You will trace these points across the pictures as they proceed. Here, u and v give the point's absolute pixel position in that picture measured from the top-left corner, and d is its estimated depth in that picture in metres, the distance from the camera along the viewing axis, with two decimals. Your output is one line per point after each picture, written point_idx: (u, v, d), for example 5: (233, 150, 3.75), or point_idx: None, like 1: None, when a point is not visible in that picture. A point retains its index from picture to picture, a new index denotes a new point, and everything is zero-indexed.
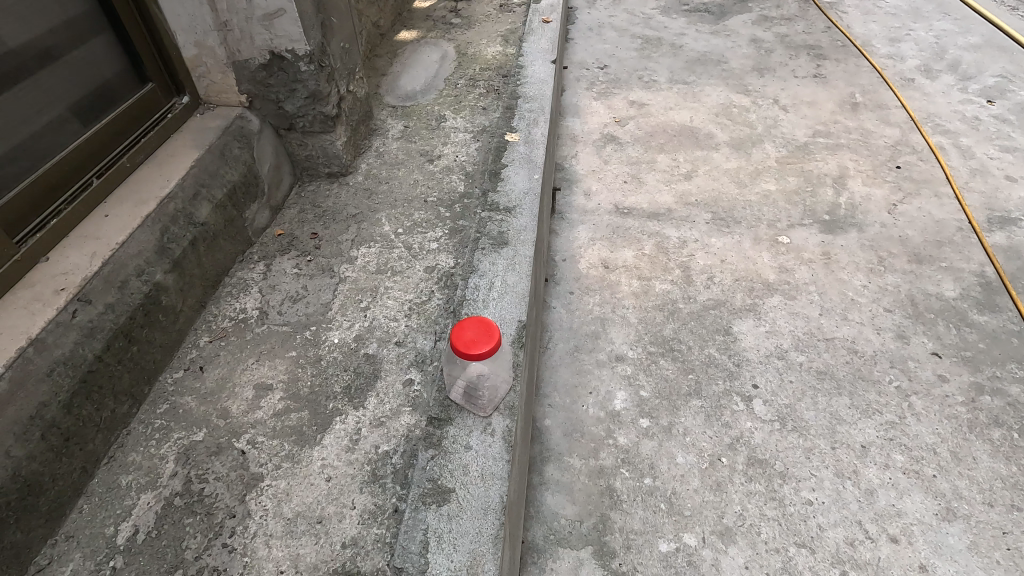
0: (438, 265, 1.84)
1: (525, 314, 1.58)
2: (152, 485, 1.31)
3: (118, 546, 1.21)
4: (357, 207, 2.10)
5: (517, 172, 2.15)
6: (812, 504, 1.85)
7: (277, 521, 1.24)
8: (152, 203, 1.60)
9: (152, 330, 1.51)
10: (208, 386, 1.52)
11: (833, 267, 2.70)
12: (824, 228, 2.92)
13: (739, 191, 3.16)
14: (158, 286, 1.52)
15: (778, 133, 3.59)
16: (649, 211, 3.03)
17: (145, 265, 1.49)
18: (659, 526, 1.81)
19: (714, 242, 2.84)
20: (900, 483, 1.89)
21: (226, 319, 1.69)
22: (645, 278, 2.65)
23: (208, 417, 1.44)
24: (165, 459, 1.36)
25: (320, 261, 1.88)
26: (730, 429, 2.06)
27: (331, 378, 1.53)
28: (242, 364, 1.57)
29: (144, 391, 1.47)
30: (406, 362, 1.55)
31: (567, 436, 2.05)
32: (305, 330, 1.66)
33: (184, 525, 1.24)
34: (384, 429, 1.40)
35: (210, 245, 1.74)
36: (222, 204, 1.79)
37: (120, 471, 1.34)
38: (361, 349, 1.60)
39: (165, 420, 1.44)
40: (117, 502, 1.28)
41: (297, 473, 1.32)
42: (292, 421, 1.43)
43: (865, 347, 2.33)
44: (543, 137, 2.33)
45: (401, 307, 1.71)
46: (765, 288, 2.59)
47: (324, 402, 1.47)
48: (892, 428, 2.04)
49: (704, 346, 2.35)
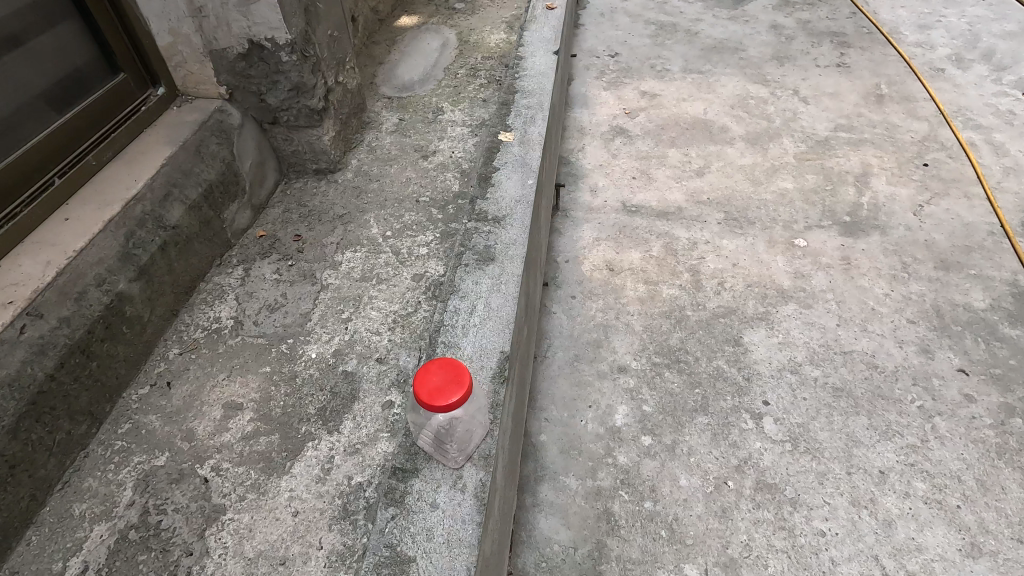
0: (426, 273, 1.71)
1: (509, 345, 1.42)
2: (107, 516, 1.21)
3: None
4: (345, 207, 1.97)
5: (509, 176, 1.96)
6: (824, 535, 1.72)
7: (237, 562, 1.14)
8: (118, 205, 1.49)
9: (115, 343, 1.41)
10: (175, 405, 1.42)
11: (852, 273, 2.54)
12: (844, 230, 2.75)
13: (754, 189, 3.00)
14: (122, 296, 1.42)
15: (797, 127, 3.40)
16: (658, 210, 2.87)
17: (107, 274, 1.39)
18: (658, 555, 1.69)
19: (726, 244, 2.69)
20: (920, 514, 1.76)
21: (198, 329, 1.59)
22: (652, 282, 2.51)
23: (171, 439, 1.34)
24: (123, 486, 1.26)
25: (301, 266, 1.77)
26: (737, 450, 1.93)
27: (306, 397, 1.42)
28: (212, 380, 1.47)
29: (105, 409, 1.38)
30: (386, 382, 1.44)
31: (563, 453, 1.94)
32: (282, 343, 1.55)
33: (137, 562, 1.14)
34: (358, 458, 1.29)
35: (182, 249, 1.63)
36: (197, 205, 1.68)
37: (74, 498, 1.24)
38: (340, 365, 1.49)
39: (126, 441, 1.34)
40: (68, 534, 1.19)
41: (262, 506, 1.22)
42: (261, 446, 1.33)
43: (885, 361, 2.18)
44: (540, 137, 2.13)
45: (385, 319, 1.59)
46: (779, 296, 2.44)
47: (295, 425, 1.36)
48: (913, 453, 1.90)
49: (712, 357, 2.21)
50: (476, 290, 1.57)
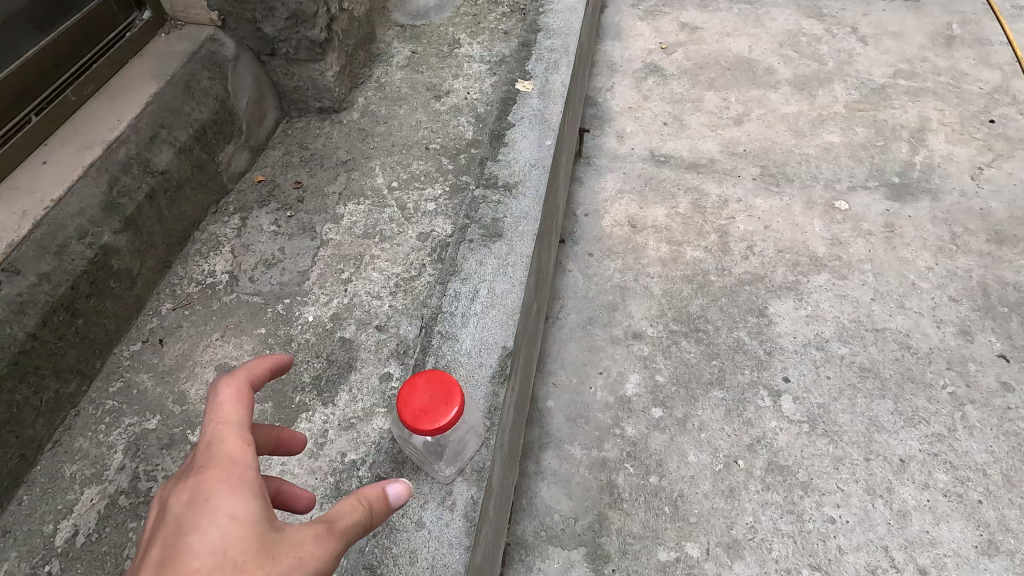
0: (433, 233, 1.59)
1: (513, 339, 1.30)
2: (97, 479, 1.19)
3: (55, 548, 1.10)
4: (349, 151, 1.83)
5: (524, 137, 1.76)
6: (833, 522, 1.67)
7: None
8: (99, 147, 1.38)
9: (103, 298, 1.34)
10: (167, 364, 1.37)
11: (895, 242, 2.34)
12: (890, 193, 2.52)
13: (796, 142, 2.75)
14: (108, 249, 1.34)
15: (852, 71, 3.07)
16: (689, 161, 2.66)
17: (91, 225, 1.30)
18: (660, 532, 1.66)
19: (759, 203, 2.49)
20: (937, 507, 1.69)
21: (192, 283, 1.51)
22: (676, 242, 2.35)
23: (163, 401, 1.30)
24: (114, 448, 1.23)
25: (300, 219, 1.65)
26: (751, 428, 1.85)
27: (301, 365, 1.36)
28: (206, 339, 1.41)
29: (96, 366, 1.33)
30: (386, 352, 1.36)
31: (569, 421, 1.89)
32: (278, 303, 1.47)
33: (128, 530, 1.13)
34: (353, 433, 1.23)
35: (173, 196, 1.52)
36: (188, 147, 1.56)
37: (65, 458, 1.22)
38: (338, 332, 1.41)
39: (117, 401, 1.30)
40: (59, 495, 1.17)
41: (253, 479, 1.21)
42: (254, 414, 1.29)
43: (919, 342, 2.05)
44: (563, 87, 1.90)
45: (386, 282, 1.49)
46: (812, 264, 2.28)
47: (290, 395, 1.31)
48: (938, 442, 1.81)
49: (734, 328, 2.10)
50: (480, 270, 1.43)
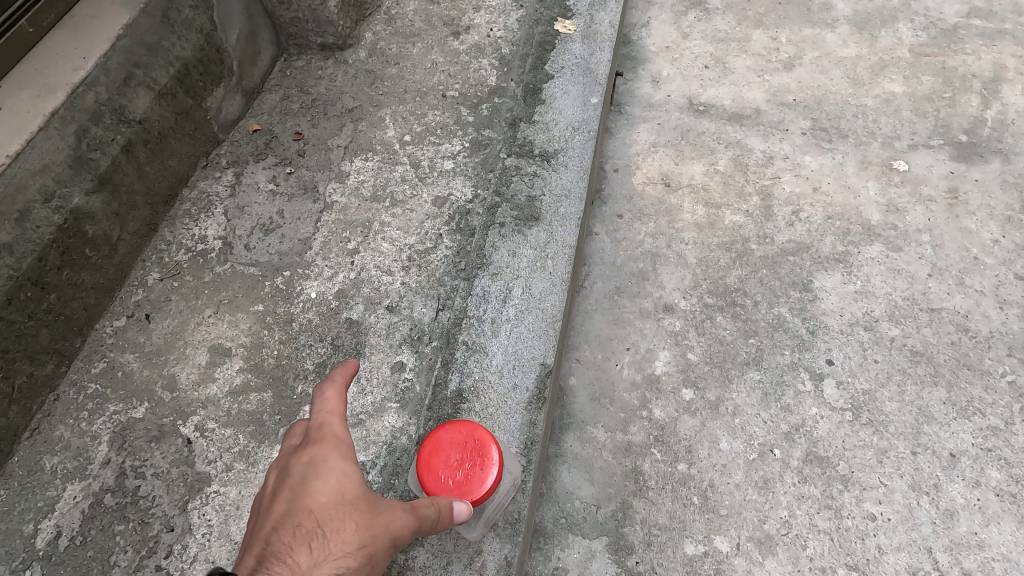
0: (451, 197, 1.73)
1: (551, 357, 1.47)
2: (80, 476, 1.33)
3: (37, 552, 1.25)
4: (354, 98, 1.94)
5: (567, 91, 1.94)
6: (874, 520, 1.56)
7: (221, 545, 1.26)
8: (64, 91, 1.40)
9: (76, 271, 1.45)
10: (153, 345, 1.51)
11: (958, 211, 2.11)
12: (956, 153, 2.26)
13: (852, 91, 2.45)
14: (79, 212, 1.43)
15: (920, 8, 2.71)
16: (731, 111, 2.39)
17: (57, 186, 1.38)
18: (688, 524, 1.57)
19: (809, 161, 2.25)
20: (988, 507, 1.57)
21: (181, 251, 1.64)
22: (714, 204, 2.14)
23: (151, 389, 1.44)
24: (97, 439, 1.37)
25: (302, 176, 1.77)
26: (789, 415, 1.72)
27: (305, 351, 1.50)
28: (198, 316, 1.54)
29: (77, 346, 1.48)
30: (397, 338, 1.51)
31: (593, 401, 1.76)
32: (278, 276, 1.61)
33: (114, 534, 1.27)
34: (362, 432, 1.39)
35: (155, 147, 1.62)
36: (170, 91, 1.63)
37: (45, 450, 1.36)
38: (345, 313, 1.55)
39: (100, 385, 1.45)
40: (41, 493, 1.31)
41: (250, 481, 1.33)
42: (251, 406, 1.43)
43: (978, 325, 1.87)
44: (603, 57, 2.02)
45: (399, 256, 1.63)
46: (864, 233, 2.07)
47: (290, 383, 1.45)
48: (992, 437, 1.68)
49: (774, 303, 1.92)
50: (514, 266, 1.60)
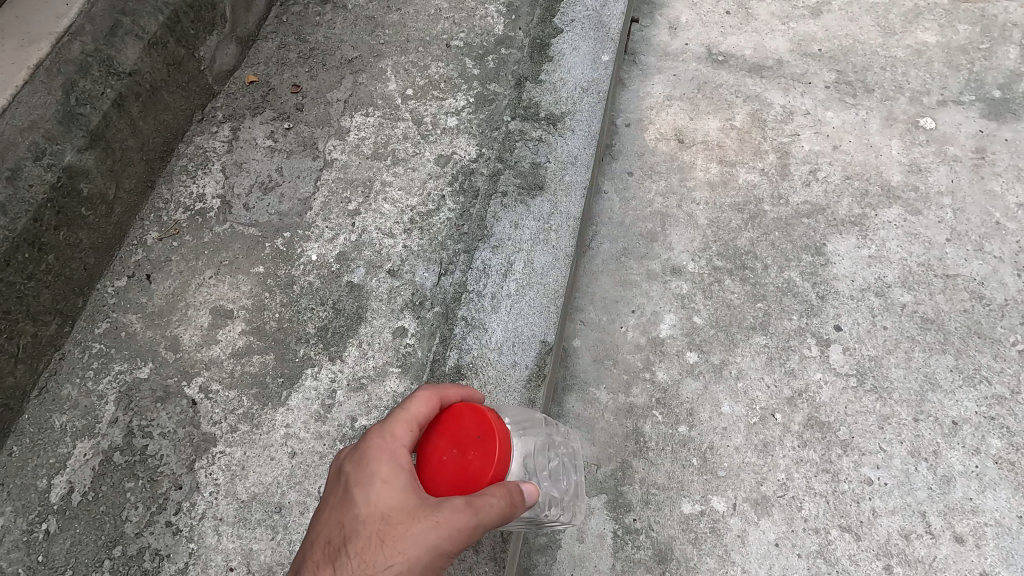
0: (454, 155, 1.70)
1: (551, 333, 1.46)
2: (89, 433, 1.37)
3: (52, 506, 1.30)
4: (354, 49, 1.89)
5: (576, 47, 1.85)
6: (871, 484, 1.58)
7: (229, 504, 1.30)
8: (47, 43, 1.44)
9: (74, 230, 1.48)
10: (155, 304, 1.53)
11: (983, 172, 2.03)
12: (987, 110, 2.14)
13: (882, 41, 2.31)
14: (73, 170, 1.45)
15: None
16: (751, 61, 2.27)
17: (48, 143, 1.41)
18: (685, 484, 1.59)
19: (830, 117, 2.15)
20: (985, 474, 1.58)
21: (180, 210, 1.65)
22: (728, 162, 2.06)
23: (155, 349, 1.47)
24: (103, 398, 1.41)
25: (299, 131, 1.75)
26: (793, 380, 1.71)
27: (306, 315, 1.50)
28: (200, 276, 1.56)
29: (80, 304, 1.51)
30: (399, 304, 1.51)
31: (597, 363, 1.76)
32: (278, 236, 1.60)
33: (124, 491, 1.31)
34: (364, 397, 1.40)
35: (147, 101, 1.62)
36: (160, 41, 1.63)
37: (55, 409, 1.40)
38: (345, 276, 1.55)
39: (104, 344, 1.47)
40: (52, 448, 1.35)
41: (255, 443, 1.36)
42: (254, 367, 1.45)
43: (993, 293, 1.82)
44: (620, 11, 1.91)
45: (400, 218, 1.62)
46: (883, 194, 2.00)
47: (292, 347, 1.47)
48: (997, 405, 1.67)
49: (785, 267, 1.88)
50: (515, 238, 1.58)
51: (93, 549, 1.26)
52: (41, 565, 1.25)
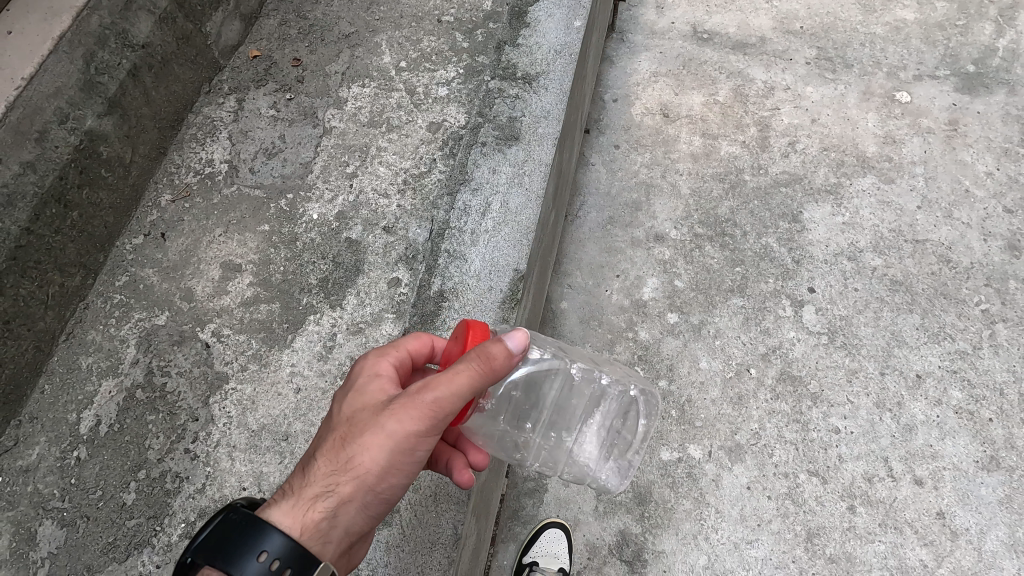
0: (444, 124, 1.80)
1: (524, 261, 1.54)
2: (113, 372, 1.48)
3: (81, 436, 1.41)
4: (350, 25, 1.98)
5: (551, 13, 1.91)
6: (838, 432, 1.69)
7: (241, 434, 1.42)
8: (68, 15, 1.53)
9: (95, 190, 1.60)
10: (170, 259, 1.63)
11: (955, 143, 2.11)
12: (961, 84, 2.22)
13: (862, 18, 2.38)
14: (92, 134, 1.58)
15: None
16: (735, 39, 2.35)
17: (71, 108, 1.53)
18: (664, 433, 1.71)
19: (810, 92, 2.23)
20: (946, 423, 1.69)
21: (191, 173, 1.75)
22: (711, 135, 2.15)
23: (171, 299, 1.58)
24: (125, 342, 1.52)
25: (300, 102, 1.85)
26: (768, 338, 1.82)
27: (308, 268, 1.61)
28: (210, 234, 1.66)
29: (100, 259, 1.62)
30: (395, 257, 1.61)
31: (583, 322, 1.87)
32: (280, 198, 1.71)
33: (146, 422, 1.43)
34: (361, 338, 1.51)
35: (158, 72, 1.74)
36: (170, 15, 1.75)
37: (81, 351, 1.51)
38: (343, 233, 1.65)
39: (124, 295, 1.59)
40: (80, 386, 1.47)
41: (263, 379, 1.48)
42: (261, 315, 1.56)
43: (960, 256, 1.92)
44: None
45: (395, 180, 1.72)
46: (858, 165, 2.09)
47: (296, 297, 1.57)
48: (959, 359, 1.77)
49: (763, 234, 1.98)
50: (494, 183, 1.66)
51: (119, 474, 1.37)
52: (73, 487, 1.36)
